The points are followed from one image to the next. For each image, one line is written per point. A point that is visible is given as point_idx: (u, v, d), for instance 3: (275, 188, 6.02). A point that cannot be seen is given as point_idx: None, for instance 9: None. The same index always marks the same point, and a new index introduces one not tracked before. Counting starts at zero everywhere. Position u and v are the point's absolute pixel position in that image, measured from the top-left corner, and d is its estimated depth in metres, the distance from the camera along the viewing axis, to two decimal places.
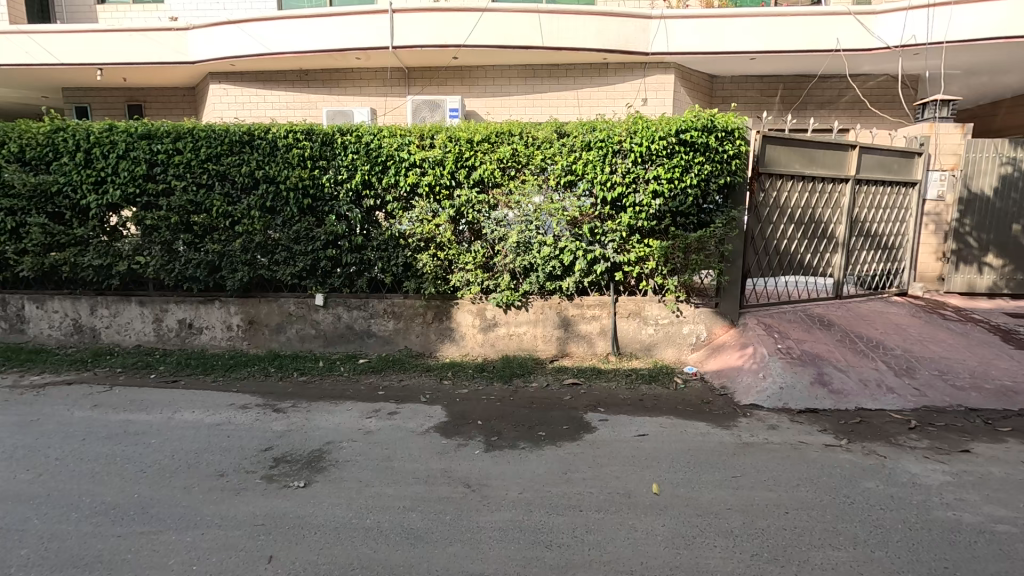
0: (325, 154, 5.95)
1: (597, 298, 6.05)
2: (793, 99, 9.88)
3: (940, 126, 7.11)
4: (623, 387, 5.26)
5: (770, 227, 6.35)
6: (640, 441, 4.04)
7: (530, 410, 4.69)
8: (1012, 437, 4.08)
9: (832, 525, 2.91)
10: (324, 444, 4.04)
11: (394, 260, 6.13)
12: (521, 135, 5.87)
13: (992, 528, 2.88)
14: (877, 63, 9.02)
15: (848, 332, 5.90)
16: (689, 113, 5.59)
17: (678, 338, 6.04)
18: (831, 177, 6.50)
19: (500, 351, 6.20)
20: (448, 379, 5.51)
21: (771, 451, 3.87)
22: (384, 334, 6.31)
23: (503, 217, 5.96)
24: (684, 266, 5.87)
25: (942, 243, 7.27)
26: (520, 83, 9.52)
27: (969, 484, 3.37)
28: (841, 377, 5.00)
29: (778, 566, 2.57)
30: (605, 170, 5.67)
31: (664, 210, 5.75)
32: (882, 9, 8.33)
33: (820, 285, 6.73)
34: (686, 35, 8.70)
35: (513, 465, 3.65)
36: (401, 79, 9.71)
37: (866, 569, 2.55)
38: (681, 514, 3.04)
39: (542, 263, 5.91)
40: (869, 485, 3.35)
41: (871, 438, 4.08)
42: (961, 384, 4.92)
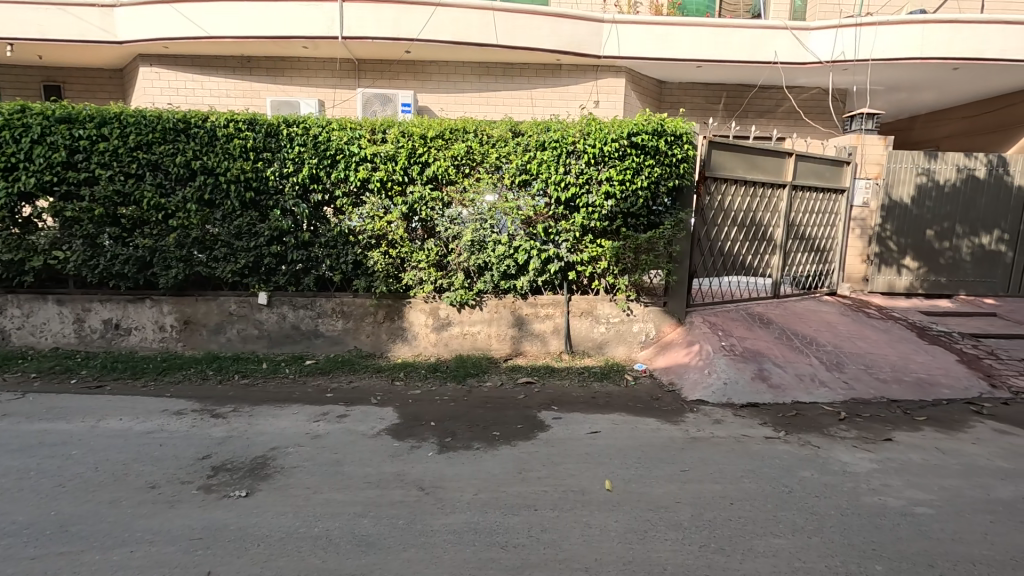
0: (270, 146, 5.67)
1: (551, 297, 6.10)
2: (736, 107, 10.36)
3: (865, 138, 7.65)
4: (576, 385, 5.33)
5: (715, 229, 6.61)
6: (593, 439, 4.10)
7: (484, 410, 4.66)
8: (929, 426, 4.44)
9: (773, 514, 3.06)
10: (269, 450, 3.85)
11: (343, 257, 5.93)
12: (476, 132, 5.80)
13: (913, 510, 3.12)
14: (811, 76, 9.59)
15: (785, 330, 6.24)
16: (640, 117, 5.73)
17: (629, 336, 6.18)
18: (771, 182, 6.85)
19: (454, 351, 6.13)
20: (400, 380, 5.38)
21: (717, 445, 4.03)
22: (333, 334, 6.09)
23: (457, 215, 5.89)
24: (634, 265, 6.02)
25: (867, 246, 7.83)
26: (474, 80, 9.44)
27: (893, 470, 3.63)
28: (780, 373, 5.29)
29: (724, 555, 2.67)
30: (560, 171, 5.72)
31: (616, 211, 5.87)
32: (815, 26, 8.86)
33: (759, 284, 7.08)
34: (637, 41, 8.91)
35: (467, 467, 3.60)
36: (351, 71, 9.39)
37: (805, 554, 2.69)
38: (634, 509, 3.10)
39: (497, 262, 5.88)
40: (805, 475, 3.55)
41: (806, 430, 4.33)
42: (884, 377, 5.32)
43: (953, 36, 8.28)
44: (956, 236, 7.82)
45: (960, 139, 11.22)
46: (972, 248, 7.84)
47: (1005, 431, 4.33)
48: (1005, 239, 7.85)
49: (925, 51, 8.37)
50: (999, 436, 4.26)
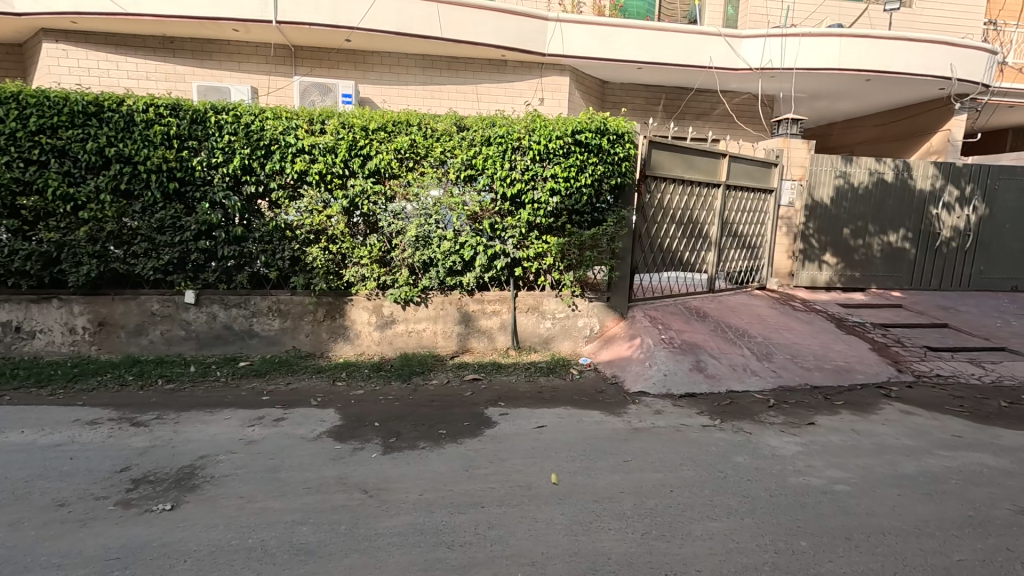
0: (195, 133, 5.29)
1: (497, 294, 6.08)
2: (674, 109, 10.77)
3: (791, 142, 8.16)
4: (523, 381, 5.36)
5: (655, 226, 6.83)
6: (540, 433, 4.13)
7: (431, 408, 4.59)
8: (846, 409, 4.81)
9: (710, 499, 3.21)
10: (197, 459, 3.60)
11: (279, 253, 5.65)
12: (419, 125, 5.68)
13: (833, 488, 3.36)
14: (742, 82, 10.10)
15: (720, 323, 6.56)
16: (583, 115, 5.81)
17: (573, 331, 6.28)
18: (706, 182, 7.15)
19: (398, 349, 5.99)
20: (342, 381, 5.19)
21: (657, 435, 4.17)
22: (269, 334, 5.79)
23: (401, 209, 5.75)
24: (579, 261, 6.11)
25: (792, 243, 8.37)
26: (418, 73, 9.25)
27: (815, 452, 3.90)
28: (715, 364, 5.55)
29: (665, 541, 2.77)
30: (505, 167, 5.71)
31: (561, 208, 5.93)
32: (745, 34, 9.33)
33: (696, 280, 7.40)
34: (580, 40, 9.04)
35: (413, 467, 3.53)
36: (287, 58, 8.96)
37: (738, 535, 2.83)
38: (579, 500, 3.15)
39: (442, 258, 5.81)
40: (738, 459, 3.75)
41: (739, 417, 4.57)
42: (808, 365, 5.71)
43: (866, 50, 8.98)
44: (868, 234, 8.50)
45: (874, 145, 12.19)
46: (882, 246, 8.56)
47: (909, 412, 4.76)
48: (909, 238, 8.62)
49: (842, 62, 9.03)
50: (905, 416, 4.68)
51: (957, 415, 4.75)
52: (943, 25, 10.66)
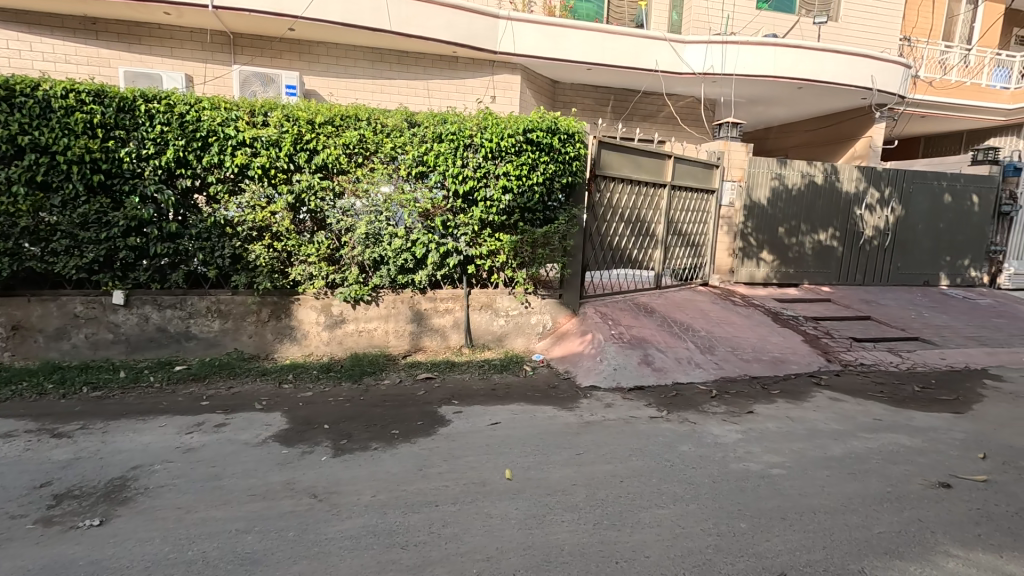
0: (123, 122, 4.93)
1: (449, 291, 6.05)
2: (622, 110, 11.06)
3: (731, 144, 8.56)
4: (476, 378, 5.36)
5: (605, 225, 6.99)
6: (494, 430, 4.15)
7: (383, 408, 4.51)
8: (781, 398, 5.11)
9: (658, 487, 3.33)
10: (129, 470, 3.38)
11: (219, 251, 5.37)
12: (369, 120, 5.55)
13: (770, 472, 3.57)
14: (686, 86, 10.49)
15: (666, 318, 6.81)
16: (535, 114, 5.86)
17: (526, 327, 6.33)
18: (653, 182, 7.37)
19: (348, 350, 5.84)
20: (289, 383, 5.01)
21: (608, 428, 4.28)
22: (208, 335, 5.50)
23: (350, 206, 5.61)
24: (532, 259, 6.17)
25: (732, 241, 8.79)
26: (367, 66, 9.03)
27: (754, 439, 4.13)
28: (661, 357, 5.77)
29: (615, 530, 2.85)
30: (457, 164, 5.67)
31: (514, 206, 5.96)
32: (689, 40, 9.69)
33: (643, 277, 7.63)
34: (531, 39, 9.10)
35: (365, 468, 3.47)
36: (225, 45, 8.51)
37: (684, 521, 2.96)
38: (533, 494, 3.20)
39: (394, 255, 5.71)
40: (684, 448, 3.92)
41: (685, 408, 4.77)
42: (747, 357, 6.03)
43: (798, 59, 9.55)
44: (801, 233, 9.05)
45: (805, 149, 12.96)
46: (813, 244, 9.15)
47: (837, 399, 5.13)
48: (837, 236, 9.25)
49: (777, 70, 9.56)
50: (833, 402, 5.03)
51: (878, 400, 5.16)
52: (864, 39, 11.49)
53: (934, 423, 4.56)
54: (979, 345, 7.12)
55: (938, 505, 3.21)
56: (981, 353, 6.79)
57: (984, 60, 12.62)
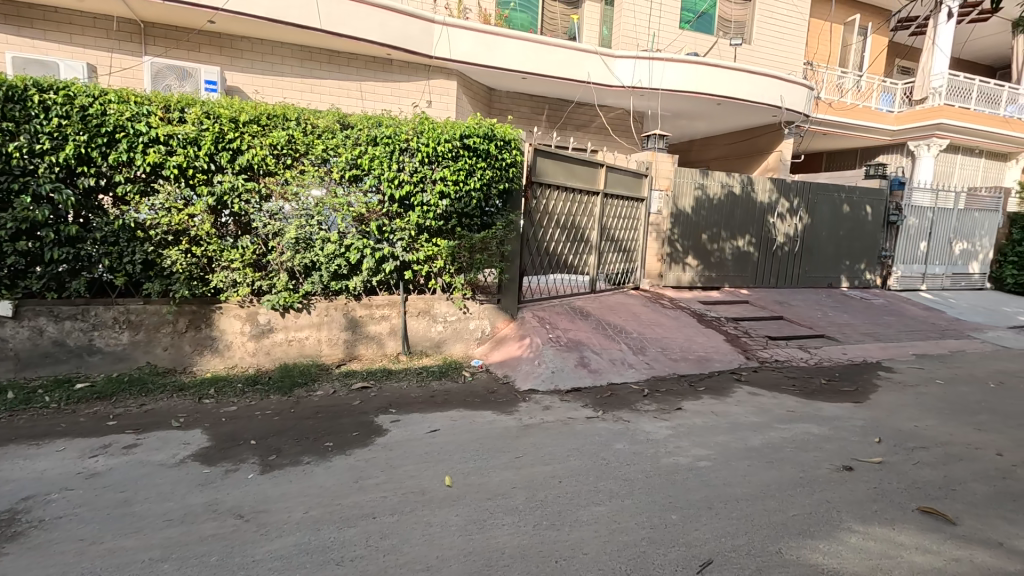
0: (12, 114, 4.42)
1: (385, 298, 5.91)
2: (556, 119, 11.33)
3: (658, 155, 8.99)
4: (415, 386, 5.27)
5: (541, 231, 7.12)
6: (433, 437, 4.09)
7: (315, 420, 4.33)
8: (706, 394, 5.43)
9: (595, 485, 3.43)
10: (19, 502, 3.01)
11: (128, 257, 4.93)
12: (298, 120, 5.33)
13: (698, 464, 3.78)
14: (616, 98, 10.93)
15: (601, 321, 7.03)
16: (472, 120, 5.88)
17: (465, 333, 6.30)
18: (586, 190, 7.60)
19: (277, 360, 5.55)
20: (210, 398, 4.67)
21: (547, 430, 4.35)
22: (116, 349, 5.02)
23: (278, 209, 5.35)
24: (469, 265, 6.16)
25: (661, 247, 9.22)
26: (296, 65, 8.68)
27: (682, 434, 4.36)
28: (597, 359, 5.95)
29: (555, 530, 2.90)
30: (392, 168, 5.56)
31: (451, 211, 5.92)
32: (618, 54, 10.11)
33: (579, 281, 7.83)
34: (467, 45, 9.13)
35: (296, 484, 3.30)
36: (135, 34, 7.88)
37: (620, 516, 3.06)
38: (473, 500, 3.18)
39: (326, 261, 5.50)
40: (619, 446, 4.06)
41: (619, 407, 4.95)
42: (675, 357, 6.36)
43: (716, 78, 10.23)
44: (721, 239, 9.68)
45: (725, 161, 13.86)
46: (733, 250, 9.81)
47: (755, 393, 5.52)
48: (753, 242, 9.97)
49: (698, 87, 10.20)
50: (752, 397, 5.41)
51: (790, 393, 5.61)
52: (774, 61, 12.53)
53: (838, 412, 5.02)
54: (873, 341, 7.93)
55: (842, 486, 3.53)
56: (876, 348, 7.57)
57: (872, 86, 14.18)
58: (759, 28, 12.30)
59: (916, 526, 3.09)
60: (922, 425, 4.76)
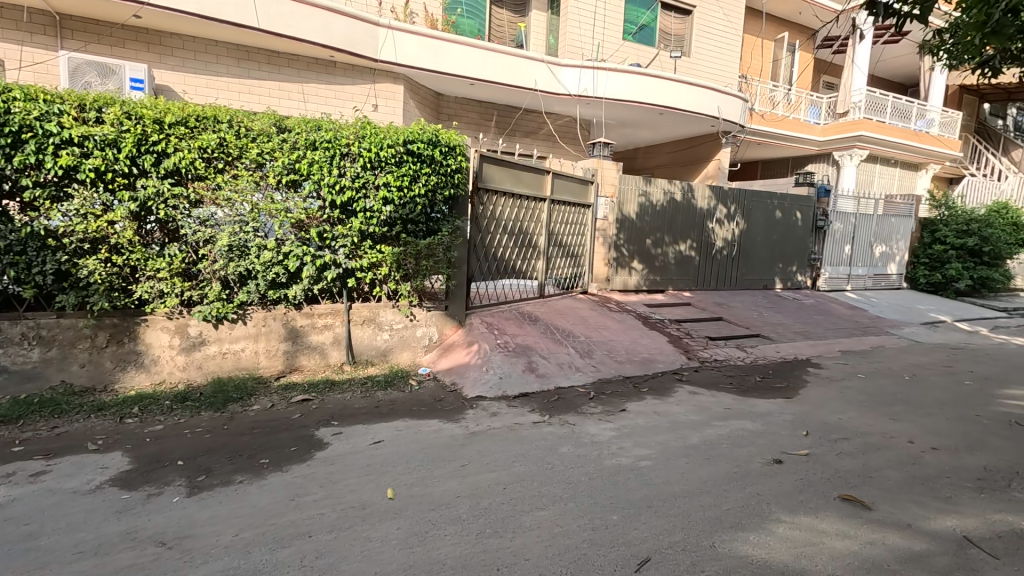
0: None
1: (329, 306, 5.74)
2: (505, 125, 11.42)
3: (603, 163, 9.21)
4: (359, 397, 5.13)
5: (489, 237, 7.14)
6: (376, 449, 4.00)
7: (251, 436, 4.13)
8: (649, 394, 5.59)
9: (539, 490, 3.45)
10: None
11: (38, 267, 4.55)
12: (230, 122, 5.10)
13: (639, 464, 3.88)
14: (563, 106, 11.12)
15: (549, 325, 7.11)
16: (416, 125, 5.81)
17: (412, 341, 6.21)
18: (533, 196, 7.67)
19: (210, 374, 5.27)
20: (133, 418, 4.37)
21: (493, 436, 4.35)
22: (25, 367, 4.62)
23: (209, 215, 5.10)
24: (416, 271, 6.07)
25: (608, 252, 9.45)
26: (232, 64, 8.32)
27: (625, 434, 4.46)
28: (544, 363, 6.01)
29: (497, 537, 2.89)
30: (333, 173, 5.41)
31: (395, 217, 5.83)
32: (564, 63, 10.30)
33: (527, 286, 7.89)
34: (413, 49, 9.04)
35: (227, 505, 3.14)
36: (49, 27, 7.33)
37: (562, 520, 3.09)
38: (416, 512, 3.12)
39: (263, 269, 5.28)
40: (563, 449, 4.11)
41: (565, 410, 5.02)
42: (621, 359, 6.52)
43: (657, 88, 10.61)
44: (664, 244, 10.03)
45: (668, 168, 14.36)
46: (675, 254, 10.18)
47: (695, 392, 5.73)
48: (694, 247, 10.39)
49: (640, 97, 10.54)
50: (692, 396, 5.61)
51: (728, 391, 5.86)
52: (710, 74, 13.16)
53: (770, 408, 5.30)
54: (803, 339, 8.42)
55: (772, 479, 3.72)
56: (806, 346, 8.04)
57: (801, 99, 15.11)
58: (696, 42, 12.89)
59: (837, 513, 3.29)
60: (845, 417, 5.09)
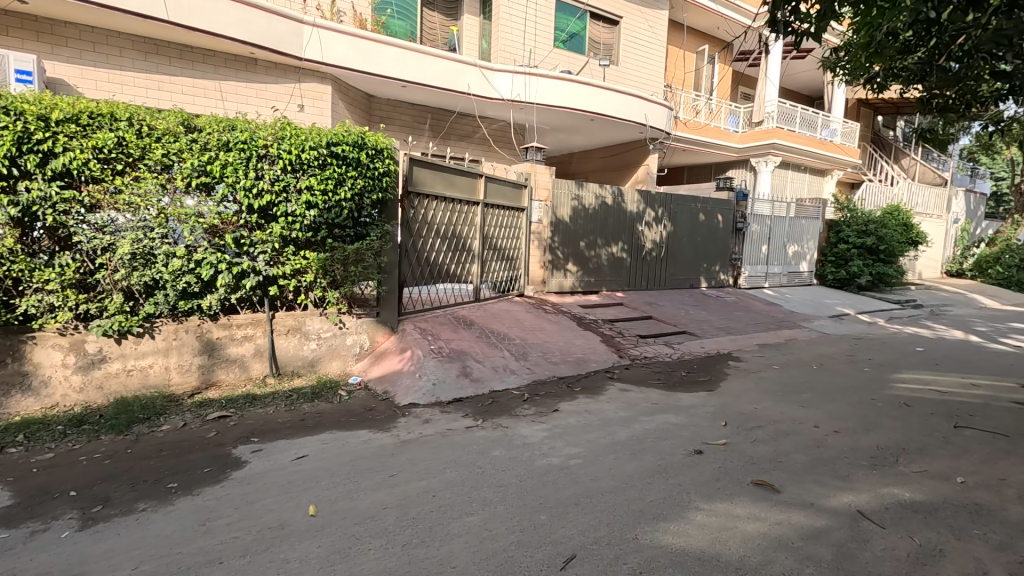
0: None
1: (248, 316, 5.44)
2: (439, 129, 11.33)
3: (536, 167, 9.32)
4: (283, 410, 4.88)
5: (421, 241, 7.07)
6: (299, 464, 3.82)
7: (158, 459, 3.83)
8: (582, 394, 5.72)
9: (469, 495, 3.43)
10: None
11: None
12: (130, 120, 4.72)
13: (569, 463, 3.95)
14: (497, 111, 11.19)
15: (484, 329, 7.10)
16: (340, 127, 5.62)
17: (341, 350, 5.99)
18: (466, 200, 7.64)
19: (113, 394, 4.84)
20: (17, 447, 3.93)
21: (425, 443, 4.28)
22: None
23: (108, 221, 4.69)
24: (344, 277, 5.88)
25: (543, 255, 9.59)
26: (138, 57, 7.72)
27: (557, 434, 4.53)
28: (479, 367, 6.00)
29: (423, 547, 2.83)
30: (249, 176, 5.13)
31: (320, 221, 5.62)
32: (496, 68, 10.36)
33: (463, 290, 7.86)
34: (340, 49, 8.76)
35: (126, 536, 2.88)
36: None
37: (491, 524, 3.08)
38: (339, 528, 3.00)
39: (172, 279, 4.93)
40: (495, 453, 4.12)
41: (498, 413, 5.03)
42: (554, 360, 6.63)
43: (587, 95, 10.91)
44: (597, 246, 10.32)
45: (601, 172, 14.79)
46: (608, 256, 10.50)
47: (625, 389, 5.93)
48: (625, 248, 10.75)
49: (571, 103, 10.79)
50: (622, 393, 5.80)
51: (655, 386, 6.11)
52: (638, 83, 13.72)
53: (693, 401, 5.57)
54: (725, 334, 8.93)
55: (693, 469, 3.91)
56: (727, 340, 8.54)
57: (721, 108, 16.05)
58: (624, 52, 13.40)
59: (750, 497, 3.50)
60: (760, 407, 5.44)
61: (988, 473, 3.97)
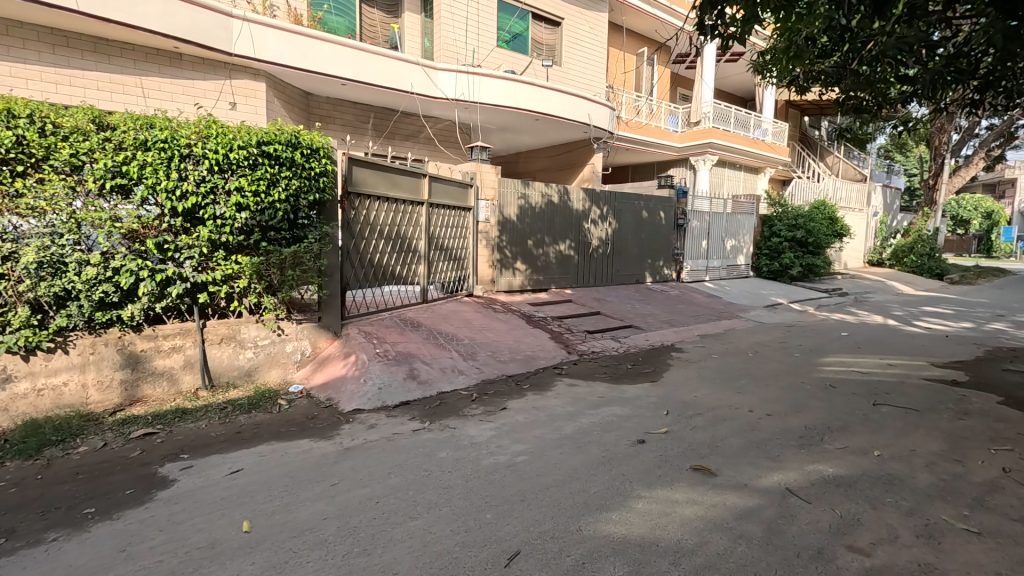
0: None
1: (176, 326, 5.14)
2: (383, 128, 11.09)
3: (482, 166, 9.27)
4: (216, 424, 4.63)
5: (364, 242, 6.91)
6: (233, 479, 3.64)
7: (74, 483, 3.54)
8: (530, 391, 5.75)
9: (414, 498, 3.38)
10: None
11: None
12: (31, 117, 4.33)
13: (516, 460, 3.97)
14: (441, 110, 11.09)
15: (432, 330, 7.02)
16: (272, 126, 5.39)
17: (281, 358, 5.75)
18: (410, 200, 7.52)
19: (22, 417, 4.44)
20: None
21: (369, 449, 4.17)
22: None
23: (8, 227, 4.28)
24: (281, 282, 5.64)
25: (491, 254, 9.59)
26: (45, 49, 7.13)
27: (504, 432, 4.54)
28: (426, 369, 5.92)
29: (364, 556, 2.76)
30: (171, 177, 4.84)
31: (253, 224, 5.39)
32: (439, 67, 10.26)
33: (409, 292, 7.74)
34: (273, 44, 8.40)
35: (32, 570, 2.64)
36: None
37: (435, 526, 3.04)
38: (274, 542, 2.88)
39: (86, 288, 4.57)
40: (442, 454, 4.08)
41: (446, 415, 4.98)
42: (503, 358, 6.64)
43: (531, 95, 11.00)
44: (544, 244, 10.43)
45: (548, 171, 14.94)
46: (555, 253, 10.63)
47: (573, 384, 6.01)
48: (572, 246, 10.92)
49: (515, 102, 10.84)
50: (569, 388, 5.89)
51: (601, 380, 6.24)
52: (580, 83, 13.96)
53: (637, 393, 5.72)
54: (669, 327, 9.24)
55: (636, 458, 4.01)
56: (671, 333, 8.84)
57: (662, 109, 16.59)
58: (566, 52, 13.61)
59: (689, 483, 3.63)
60: (700, 395, 5.66)
61: (900, 444, 4.32)
